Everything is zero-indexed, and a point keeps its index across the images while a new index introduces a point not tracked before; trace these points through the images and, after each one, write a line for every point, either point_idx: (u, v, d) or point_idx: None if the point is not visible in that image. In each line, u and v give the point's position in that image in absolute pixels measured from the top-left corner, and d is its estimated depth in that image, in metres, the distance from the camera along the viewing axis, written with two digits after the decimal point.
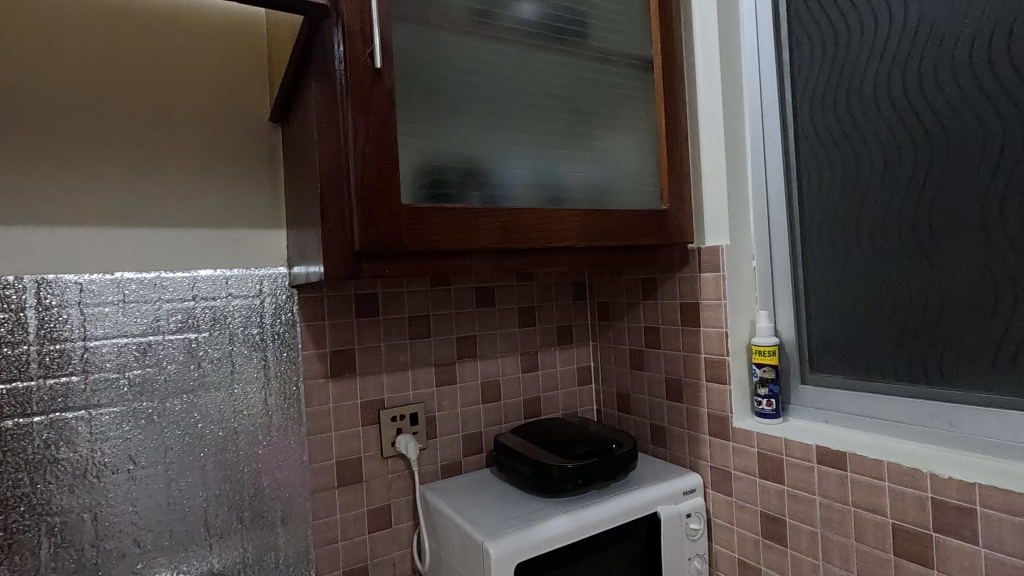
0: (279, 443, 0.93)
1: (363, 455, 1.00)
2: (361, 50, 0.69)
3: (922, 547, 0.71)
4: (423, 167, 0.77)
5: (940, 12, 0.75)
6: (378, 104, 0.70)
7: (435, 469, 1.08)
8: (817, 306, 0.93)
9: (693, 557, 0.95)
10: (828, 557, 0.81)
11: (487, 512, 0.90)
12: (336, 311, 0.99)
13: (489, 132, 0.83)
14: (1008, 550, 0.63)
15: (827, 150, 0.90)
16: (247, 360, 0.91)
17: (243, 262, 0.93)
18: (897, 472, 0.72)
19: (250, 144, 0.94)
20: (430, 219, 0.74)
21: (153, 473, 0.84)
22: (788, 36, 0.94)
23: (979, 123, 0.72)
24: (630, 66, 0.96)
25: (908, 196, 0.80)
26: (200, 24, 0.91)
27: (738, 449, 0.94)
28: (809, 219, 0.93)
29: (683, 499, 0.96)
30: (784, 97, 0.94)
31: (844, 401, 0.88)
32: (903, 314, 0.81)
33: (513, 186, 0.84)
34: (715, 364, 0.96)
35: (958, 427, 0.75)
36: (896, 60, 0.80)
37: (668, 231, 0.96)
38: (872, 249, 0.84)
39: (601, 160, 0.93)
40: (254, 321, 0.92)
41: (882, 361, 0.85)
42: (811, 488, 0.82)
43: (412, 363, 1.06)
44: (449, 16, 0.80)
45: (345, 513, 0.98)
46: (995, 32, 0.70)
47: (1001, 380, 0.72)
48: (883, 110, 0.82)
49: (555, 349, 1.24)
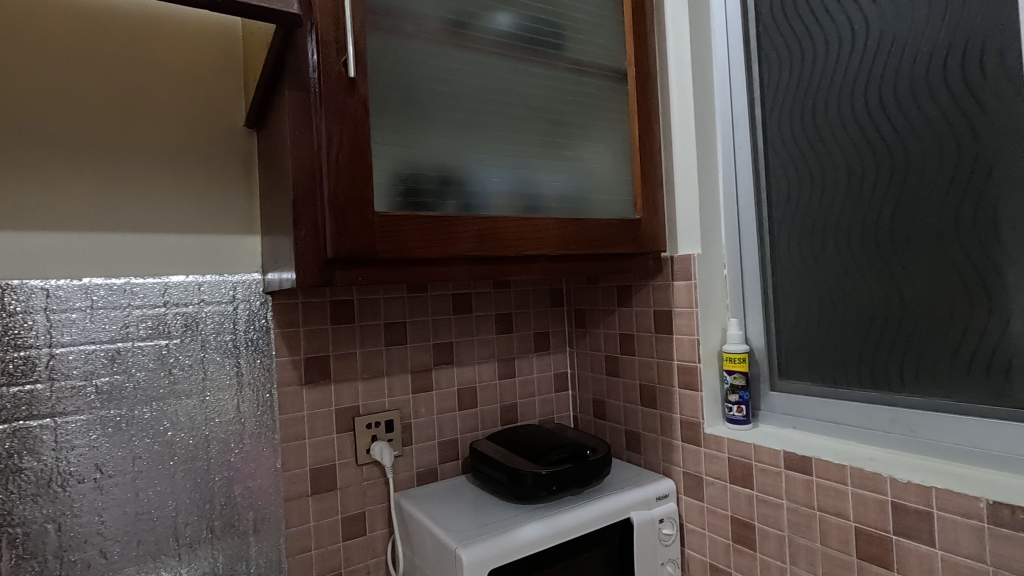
0: (251, 450, 0.92)
1: (338, 462, 1.00)
2: (335, 59, 0.69)
3: (883, 549, 0.73)
4: (398, 175, 0.77)
5: (900, 30, 0.78)
6: (352, 113, 0.70)
7: (410, 476, 1.08)
8: (786, 314, 0.95)
9: (666, 562, 0.96)
10: (795, 561, 0.82)
11: (461, 519, 0.90)
12: (311, 318, 0.98)
13: (464, 141, 0.84)
14: (963, 552, 0.65)
15: (795, 162, 0.92)
16: (220, 367, 0.91)
17: (216, 268, 0.92)
18: (859, 476, 0.74)
19: (225, 149, 0.93)
20: (404, 227, 0.74)
21: (121, 482, 0.83)
22: (757, 50, 0.96)
23: (937, 137, 0.74)
24: (605, 77, 0.98)
25: (871, 209, 0.82)
26: (174, 29, 0.90)
27: (709, 455, 0.95)
28: (778, 229, 0.95)
29: (655, 504, 0.97)
30: (753, 109, 0.97)
31: (812, 407, 0.90)
32: (867, 322, 0.84)
33: (488, 195, 0.85)
34: (688, 371, 0.98)
35: (917, 433, 0.77)
36: (859, 76, 0.82)
37: (642, 239, 0.97)
38: (837, 259, 0.87)
39: (575, 169, 0.95)
40: (227, 328, 0.91)
41: (847, 368, 0.87)
42: (779, 493, 0.84)
43: (388, 369, 1.06)
44: (424, 26, 0.80)
45: (319, 522, 0.98)
46: (950, 50, 0.73)
47: (956, 386, 0.74)
48: (849, 124, 0.84)
49: (532, 356, 1.25)
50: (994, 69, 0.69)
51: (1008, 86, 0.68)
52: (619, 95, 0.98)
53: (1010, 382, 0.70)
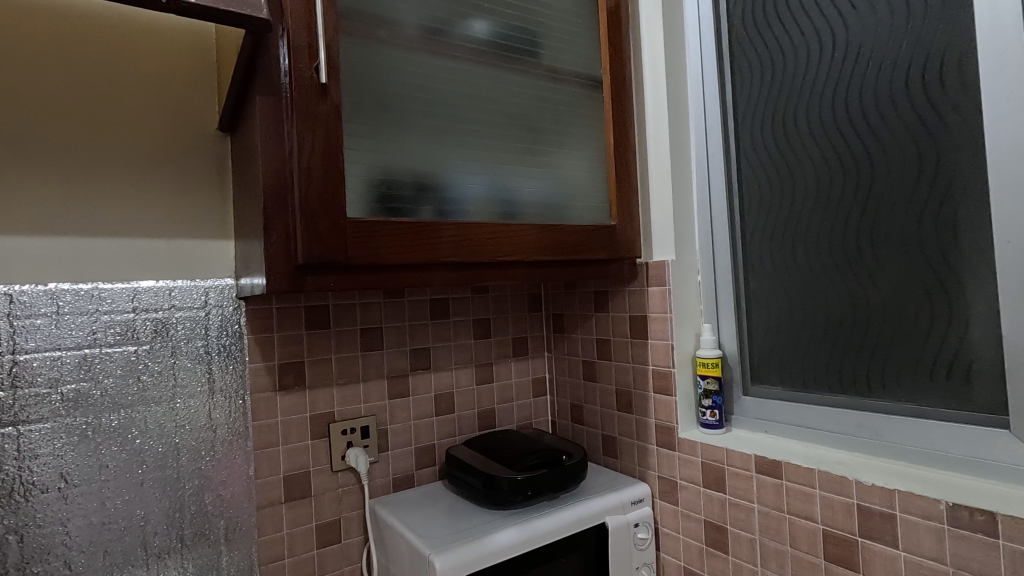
0: (223, 458, 0.91)
1: (312, 469, 0.99)
2: (307, 64, 0.69)
3: (849, 552, 0.74)
4: (372, 180, 0.77)
5: (865, 43, 0.80)
6: (324, 119, 0.70)
7: (387, 482, 1.07)
8: (759, 320, 0.96)
9: (641, 566, 0.97)
10: (766, 563, 0.84)
11: (436, 525, 0.90)
12: (286, 323, 0.97)
13: (439, 147, 0.84)
14: (924, 554, 0.67)
15: (766, 169, 0.94)
16: (190, 373, 0.89)
17: (188, 273, 0.91)
18: (826, 480, 0.76)
19: (198, 153, 0.92)
20: (377, 233, 0.74)
21: (87, 492, 0.81)
22: (730, 60, 0.98)
23: (900, 148, 0.76)
24: (581, 85, 0.99)
25: (840, 217, 0.84)
26: (147, 34, 0.89)
27: (683, 459, 0.96)
28: (750, 236, 0.97)
29: (630, 509, 0.98)
30: (726, 119, 0.98)
31: (782, 411, 0.91)
32: (835, 328, 0.85)
33: (464, 201, 0.85)
34: (662, 376, 0.99)
35: (883, 436, 0.79)
36: (827, 87, 0.84)
37: (618, 246, 0.98)
38: (807, 266, 0.88)
39: (551, 176, 0.95)
40: (199, 333, 0.90)
41: (816, 373, 0.88)
42: (750, 497, 0.85)
43: (364, 375, 1.06)
44: (398, 32, 0.80)
45: (293, 529, 0.97)
46: (911, 64, 0.75)
47: (921, 391, 0.76)
48: (817, 134, 0.86)
49: (510, 361, 1.25)
50: (952, 82, 0.71)
51: (966, 99, 0.70)
52: (595, 102, 0.99)
53: (970, 386, 0.71)
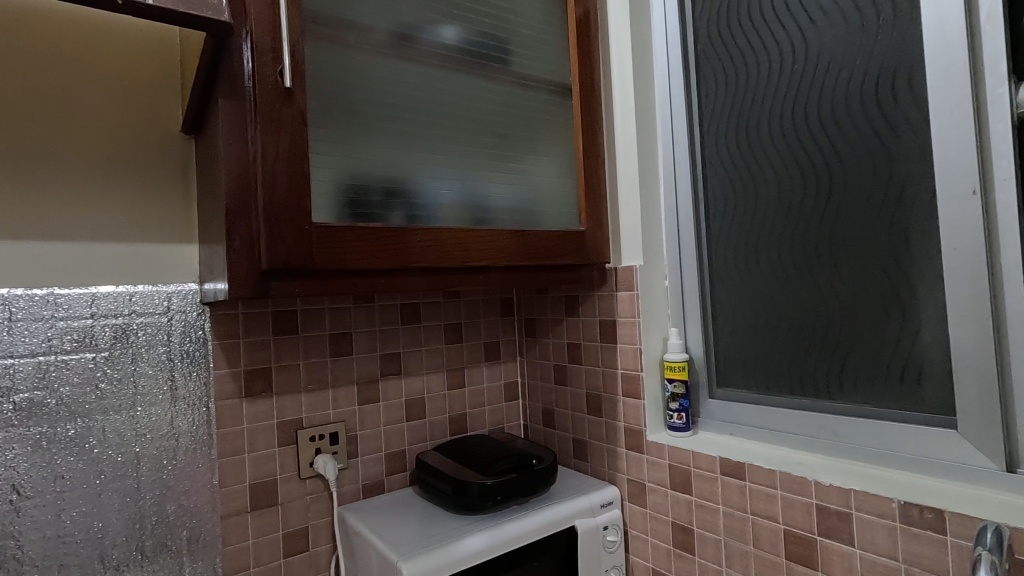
0: (186, 466, 0.89)
1: (279, 476, 0.97)
2: (270, 68, 0.68)
3: (808, 551, 0.76)
4: (339, 185, 0.77)
5: (824, 56, 0.82)
6: (289, 123, 0.69)
7: (356, 489, 1.06)
8: (723, 324, 0.99)
9: (610, 569, 0.97)
10: (730, 564, 0.85)
11: (405, 532, 0.89)
12: (252, 329, 0.96)
13: (408, 153, 0.84)
14: (878, 551, 0.69)
15: (730, 177, 0.96)
16: (152, 380, 0.87)
17: (151, 278, 0.89)
18: (787, 480, 0.77)
19: (161, 156, 0.91)
20: (343, 238, 0.73)
21: (42, 504, 0.79)
22: (696, 70, 1.00)
23: (856, 158, 0.79)
24: (551, 92, 1.00)
25: (800, 225, 0.86)
26: (108, 36, 0.87)
27: (651, 461, 0.97)
28: (715, 242, 0.99)
29: (599, 512, 0.98)
30: (692, 127, 1.00)
31: (746, 414, 0.93)
32: (797, 331, 0.88)
33: (433, 206, 0.85)
34: (631, 380, 1.00)
35: (841, 437, 0.81)
36: (787, 97, 0.87)
37: (587, 251, 0.99)
38: (769, 271, 0.91)
39: (521, 182, 0.96)
40: (160, 339, 0.88)
41: (777, 376, 0.91)
42: (715, 498, 0.87)
43: (334, 381, 1.05)
44: (365, 37, 0.80)
45: (258, 538, 0.95)
46: (865, 77, 0.78)
47: (876, 393, 0.79)
48: (778, 143, 0.88)
49: (481, 365, 1.25)
50: (903, 95, 0.74)
51: (916, 112, 0.73)
52: (565, 110, 1.00)
53: (921, 388, 0.74)
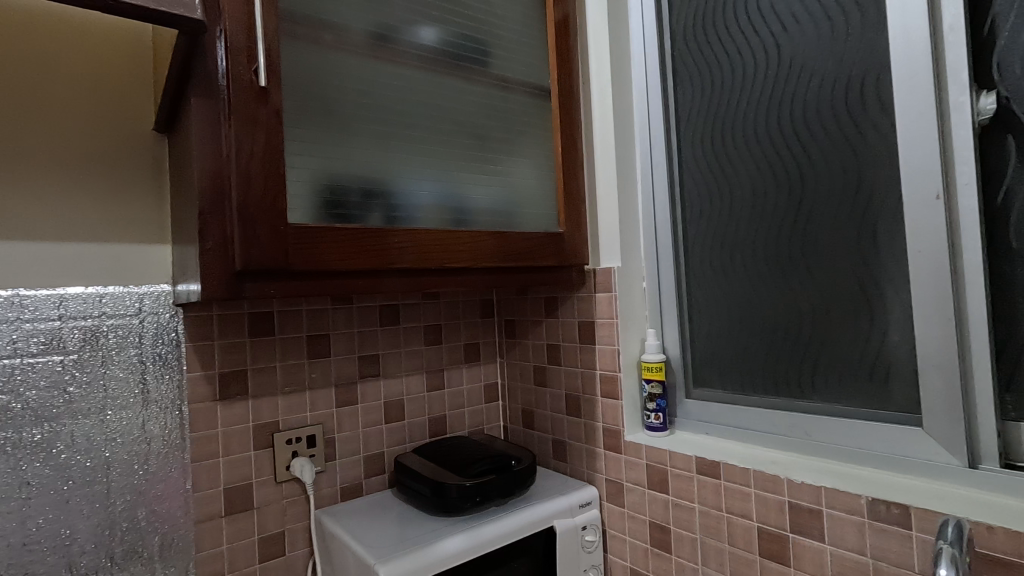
0: (158, 471, 0.88)
1: (255, 480, 0.96)
2: (245, 67, 0.67)
3: (781, 548, 0.77)
4: (316, 186, 0.76)
5: (797, 62, 0.84)
6: (264, 123, 0.69)
7: (334, 492, 1.05)
8: (700, 325, 1.00)
9: (589, 568, 0.98)
10: (706, 562, 0.86)
11: (382, 535, 0.89)
12: (227, 331, 0.94)
13: (386, 153, 0.83)
14: (847, 546, 0.70)
15: (707, 179, 0.97)
16: (122, 384, 0.86)
17: (122, 279, 0.87)
18: (760, 479, 0.79)
19: (133, 155, 0.89)
20: (319, 239, 0.73)
21: (6, 511, 0.77)
22: (673, 73, 1.01)
23: (827, 162, 0.81)
24: (530, 94, 1.00)
25: (773, 227, 0.88)
26: (78, 32, 0.86)
27: (629, 461, 0.98)
28: (692, 243, 1.00)
29: (578, 512, 0.99)
30: (669, 129, 1.02)
31: (722, 414, 0.95)
32: (770, 331, 0.89)
33: (412, 207, 0.85)
34: (609, 380, 1.01)
35: (813, 435, 0.83)
36: (762, 102, 0.89)
37: (566, 253, 0.99)
38: (744, 272, 0.92)
39: (500, 184, 0.96)
40: (131, 341, 0.86)
41: (752, 376, 0.92)
42: (691, 497, 0.88)
43: (311, 383, 1.04)
44: (342, 37, 0.80)
45: (233, 543, 0.94)
46: (835, 84, 0.80)
47: (847, 392, 0.80)
48: (753, 146, 0.90)
49: (461, 366, 1.25)
50: (872, 101, 0.76)
51: (883, 117, 0.75)
52: (543, 112, 1.01)
53: (889, 387, 0.76)
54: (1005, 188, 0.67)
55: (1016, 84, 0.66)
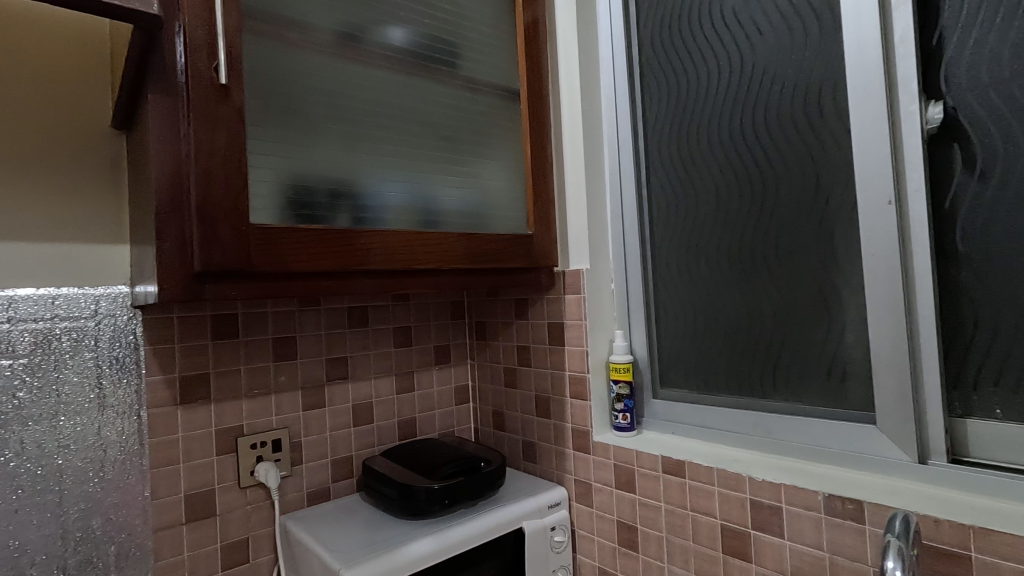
0: (114, 478, 0.85)
1: (218, 486, 0.94)
2: (205, 64, 0.66)
3: (743, 544, 0.79)
4: (280, 186, 0.75)
5: (760, 68, 0.86)
6: (225, 121, 0.67)
7: (300, 497, 1.04)
8: (667, 326, 1.01)
9: (557, 569, 0.98)
10: (672, 560, 0.87)
11: (349, 539, 0.88)
12: (188, 333, 0.92)
13: (354, 154, 0.83)
14: (805, 541, 0.72)
15: (673, 182, 0.99)
16: (77, 388, 0.83)
17: (77, 280, 0.84)
18: (724, 477, 0.80)
19: (89, 153, 0.86)
20: (282, 240, 0.72)
21: None
22: (640, 78, 1.03)
23: (787, 167, 0.83)
24: (500, 96, 1.00)
25: (737, 230, 0.90)
26: (29, 24, 0.83)
27: (598, 462, 0.99)
28: (659, 246, 1.02)
29: (547, 513, 0.99)
30: (636, 133, 1.03)
31: (688, 414, 0.96)
32: (734, 332, 0.91)
33: (380, 208, 0.84)
34: (577, 381, 1.02)
35: (774, 434, 0.85)
36: (726, 107, 0.90)
37: (535, 255, 0.99)
38: (709, 274, 0.94)
39: (470, 185, 0.96)
40: (86, 344, 0.84)
41: (716, 376, 0.94)
42: (658, 496, 0.89)
43: (277, 386, 1.02)
44: (309, 35, 0.79)
45: (194, 551, 0.91)
46: (795, 91, 0.82)
47: (807, 391, 0.83)
48: (717, 150, 0.92)
49: (432, 369, 1.24)
50: (829, 109, 0.79)
51: (839, 124, 0.78)
52: (513, 114, 1.01)
53: (846, 385, 0.78)
54: (952, 194, 0.69)
55: (962, 95, 0.68)
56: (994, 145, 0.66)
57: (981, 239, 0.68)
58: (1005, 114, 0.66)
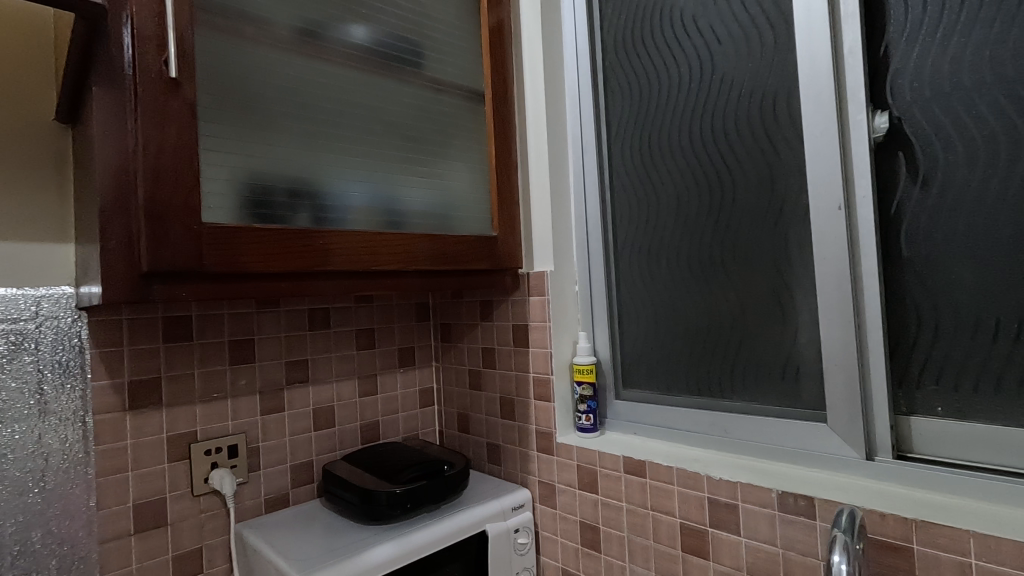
0: (56, 488, 0.81)
1: (169, 494, 0.91)
2: (154, 56, 0.64)
3: (701, 542, 0.80)
4: (235, 184, 0.73)
5: (720, 75, 0.88)
6: (176, 116, 0.65)
7: (257, 504, 1.01)
8: (629, 326, 1.03)
9: (521, 571, 0.98)
10: (633, 559, 0.88)
11: (307, 546, 0.86)
12: (138, 336, 0.89)
13: (313, 153, 0.81)
14: (760, 538, 0.74)
15: (635, 185, 1.00)
16: (15, 394, 0.78)
17: (16, 281, 0.80)
18: (683, 476, 0.82)
19: (31, 146, 0.82)
20: (236, 240, 0.69)
21: None
22: (604, 82, 1.04)
23: (744, 172, 0.85)
24: (464, 97, 1.00)
25: (696, 232, 0.91)
26: None
27: (561, 463, 0.99)
28: (621, 248, 1.03)
29: (510, 515, 0.99)
30: (600, 136, 1.04)
31: (650, 414, 0.97)
32: (694, 332, 0.93)
33: (341, 208, 0.83)
34: (542, 383, 1.02)
35: (732, 433, 0.87)
36: (686, 112, 0.92)
37: (499, 257, 0.99)
38: (669, 275, 0.96)
39: (434, 187, 0.96)
40: (26, 348, 0.80)
41: (676, 376, 0.96)
42: (619, 496, 0.90)
43: (233, 390, 0.99)
44: (266, 30, 0.77)
45: (144, 562, 0.88)
46: (752, 98, 0.84)
47: (763, 391, 0.85)
48: (677, 154, 0.94)
49: (396, 371, 1.23)
50: (783, 117, 0.81)
51: (793, 132, 0.80)
52: (477, 116, 1.01)
53: (799, 385, 0.81)
54: (897, 201, 0.72)
55: (906, 106, 0.71)
56: (935, 154, 0.69)
57: (924, 244, 0.70)
58: (946, 125, 0.69)
